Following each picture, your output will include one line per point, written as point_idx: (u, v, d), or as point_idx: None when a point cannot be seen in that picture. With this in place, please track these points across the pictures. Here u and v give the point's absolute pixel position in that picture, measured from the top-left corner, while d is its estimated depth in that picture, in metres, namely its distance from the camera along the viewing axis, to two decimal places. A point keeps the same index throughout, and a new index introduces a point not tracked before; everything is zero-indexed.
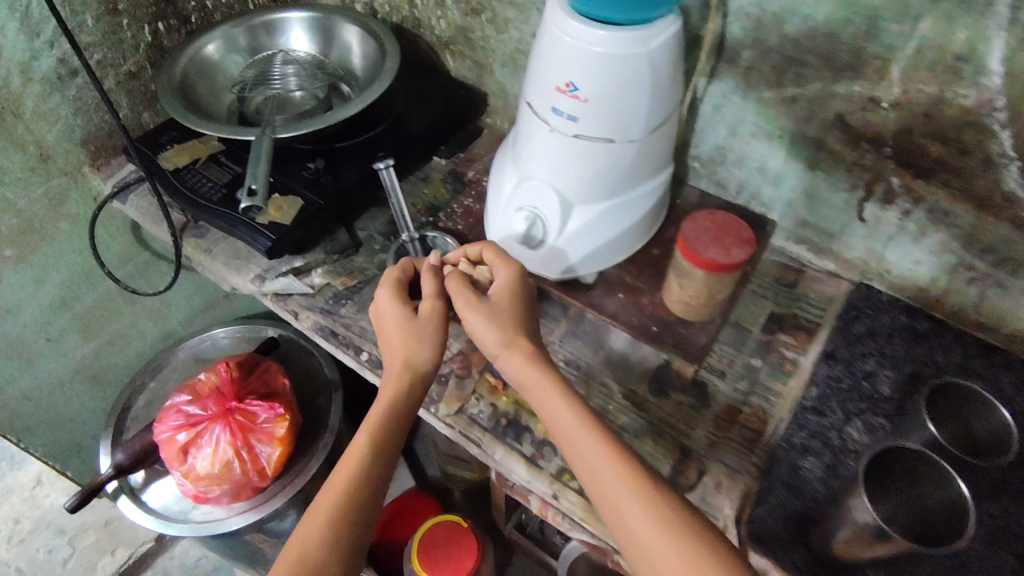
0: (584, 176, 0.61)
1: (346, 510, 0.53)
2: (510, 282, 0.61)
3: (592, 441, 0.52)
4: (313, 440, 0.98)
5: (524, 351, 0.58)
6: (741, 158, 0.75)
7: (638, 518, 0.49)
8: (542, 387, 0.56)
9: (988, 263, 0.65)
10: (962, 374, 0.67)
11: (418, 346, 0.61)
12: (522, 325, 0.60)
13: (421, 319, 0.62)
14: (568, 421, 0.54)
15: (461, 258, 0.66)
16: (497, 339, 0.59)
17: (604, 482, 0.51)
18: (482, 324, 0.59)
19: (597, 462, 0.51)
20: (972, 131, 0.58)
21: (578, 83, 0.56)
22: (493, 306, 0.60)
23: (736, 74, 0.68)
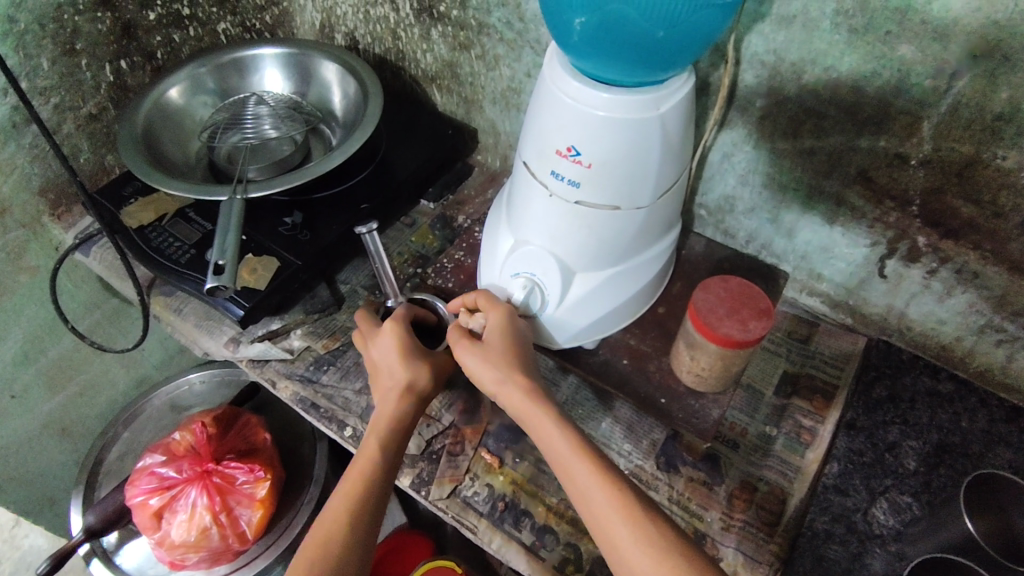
0: (586, 244, 0.56)
1: (334, 552, 0.49)
2: (504, 319, 0.57)
3: (590, 480, 0.48)
4: (296, 494, 0.92)
5: (519, 385, 0.53)
6: (750, 208, 0.70)
7: (643, 566, 0.44)
8: (538, 422, 0.52)
9: (1017, 326, 0.60)
10: (988, 442, 0.62)
11: (418, 378, 0.59)
12: (523, 359, 0.55)
13: (420, 354, 0.60)
14: (565, 458, 0.50)
15: (458, 307, 0.61)
16: (494, 375, 0.54)
17: (604, 525, 0.46)
18: (475, 361, 0.55)
19: (596, 504, 0.47)
20: (1009, 194, 0.53)
21: (580, 147, 0.51)
22: (487, 345, 0.56)
23: (748, 122, 0.63)
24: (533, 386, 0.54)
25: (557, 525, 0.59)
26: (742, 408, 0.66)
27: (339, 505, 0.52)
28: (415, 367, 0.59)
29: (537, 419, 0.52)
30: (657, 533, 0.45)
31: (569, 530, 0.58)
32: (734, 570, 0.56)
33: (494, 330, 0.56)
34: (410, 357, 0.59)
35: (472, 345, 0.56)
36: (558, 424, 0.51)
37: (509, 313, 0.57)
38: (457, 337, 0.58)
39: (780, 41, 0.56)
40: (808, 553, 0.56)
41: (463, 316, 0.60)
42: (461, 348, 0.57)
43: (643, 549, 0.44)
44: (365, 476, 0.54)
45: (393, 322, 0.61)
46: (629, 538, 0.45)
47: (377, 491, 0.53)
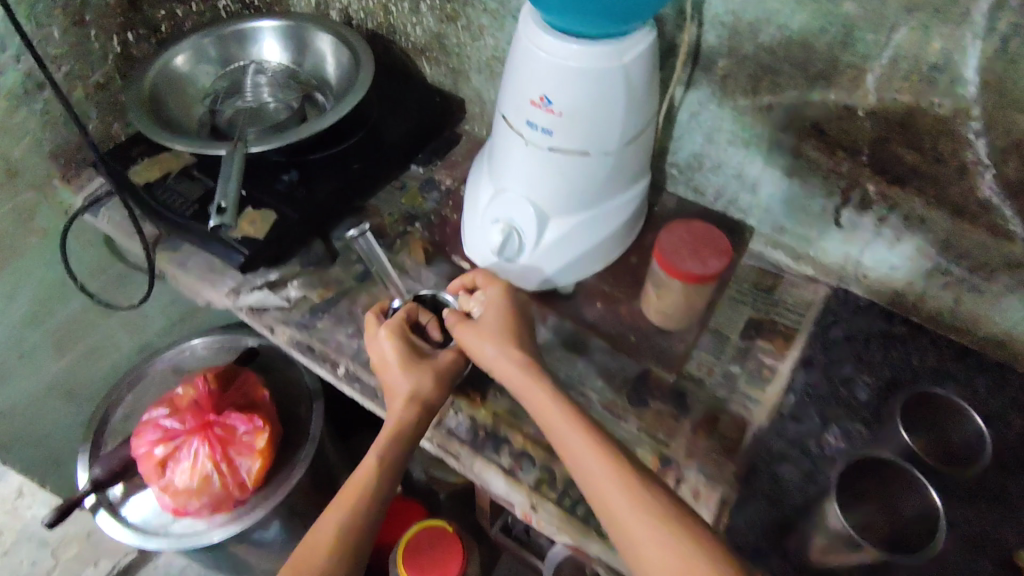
0: (560, 189, 0.61)
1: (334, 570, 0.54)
2: (502, 297, 0.62)
3: (583, 446, 0.52)
4: (294, 449, 0.98)
5: (519, 364, 0.58)
6: (717, 165, 0.74)
7: (633, 526, 0.48)
8: (535, 395, 0.56)
9: (963, 268, 0.65)
10: (936, 377, 0.67)
11: (422, 387, 0.61)
12: (517, 335, 0.60)
13: (418, 360, 0.63)
14: (560, 425, 0.54)
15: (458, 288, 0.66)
16: (489, 350, 0.59)
17: (597, 489, 0.51)
18: (473, 340, 0.60)
19: (591, 472, 0.51)
20: (947, 141, 0.58)
21: (552, 96, 0.55)
22: (487, 327, 0.60)
23: (712, 81, 0.67)
24: (530, 364, 0.58)
25: (534, 450, 0.63)
26: (708, 349, 0.71)
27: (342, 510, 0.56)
28: (417, 376, 0.62)
29: (536, 395, 0.56)
30: (650, 502, 0.49)
31: (544, 455, 0.63)
32: (695, 489, 0.61)
33: (490, 308, 0.62)
34: (412, 365, 0.62)
35: (467, 327, 0.61)
36: (554, 397, 0.56)
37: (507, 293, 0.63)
38: (456, 321, 0.62)
39: (738, 2, 0.60)
40: (763, 471, 0.61)
41: (463, 297, 0.65)
42: (463, 334, 0.61)
43: (637, 513, 0.48)
44: (362, 490, 0.57)
45: (387, 330, 0.63)
46: (623, 504, 0.49)
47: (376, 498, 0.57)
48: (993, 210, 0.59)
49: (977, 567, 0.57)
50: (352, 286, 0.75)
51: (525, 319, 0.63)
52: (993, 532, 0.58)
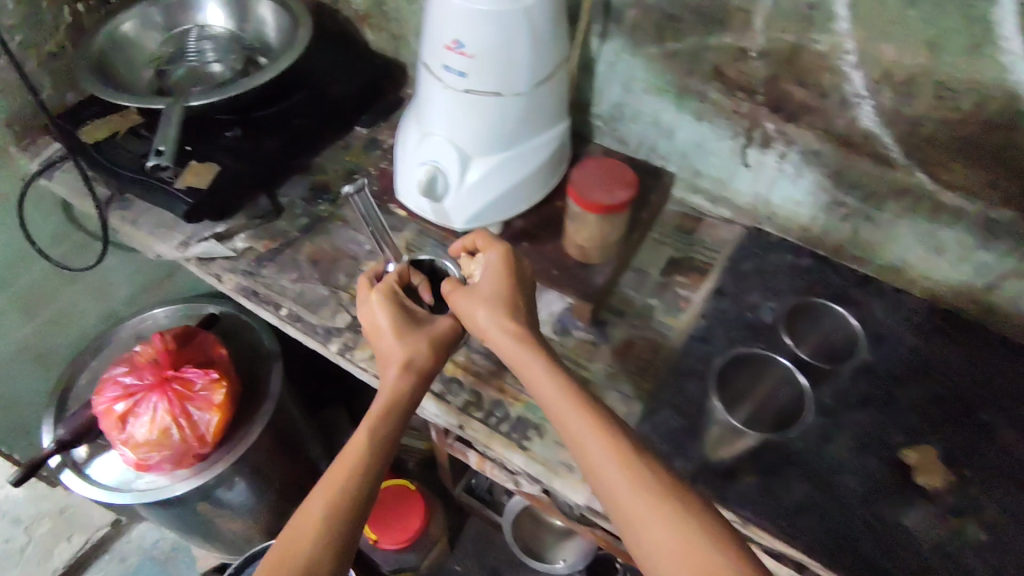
0: (479, 129, 0.65)
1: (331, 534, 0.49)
2: (504, 264, 0.62)
3: (581, 422, 0.51)
4: (253, 408, 1.02)
5: (517, 336, 0.57)
6: (636, 114, 0.79)
7: (634, 503, 0.47)
8: (530, 370, 0.56)
9: (856, 198, 0.71)
10: (837, 301, 0.73)
11: (417, 354, 0.59)
12: (517, 304, 0.60)
13: (413, 327, 0.61)
14: (556, 399, 0.53)
15: (458, 250, 0.66)
16: (485, 319, 0.58)
17: (597, 466, 0.49)
18: (470, 306, 0.60)
19: (591, 450, 0.50)
20: (829, 76, 0.63)
21: (463, 40, 0.60)
22: (486, 295, 0.60)
23: (623, 32, 0.72)
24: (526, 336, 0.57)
25: (462, 376, 0.68)
26: (629, 285, 0.76)
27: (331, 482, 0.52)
28: (412, 341, 0.59)
29: (532, 366, 0.56)
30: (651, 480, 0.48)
31: (472, 380, 0.68)
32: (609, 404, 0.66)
33: (489, 274, 0.61)
34: (407, 332, 0.60)
35: (465, 293, 0.61)
36: (549, 367, 0.55)
37: (508, 257, 0.62)
38: (452, 287, 0.62)
39: None
40: (673, 387, 0.66)
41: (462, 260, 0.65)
42: (462, 302, 0.60)
43: (636, 493, 0.47)
44: (354, 461, 0.53)
45: (380, 294, 0.61)
46: (623, 483, 0.48)
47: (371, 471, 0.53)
48: (874, 140, 0.65)
49: (865, 464, 0.62)
50: (296, 237, 0.79)
51: (525, 287, 0.63)
52: (879, 433, 0.64)
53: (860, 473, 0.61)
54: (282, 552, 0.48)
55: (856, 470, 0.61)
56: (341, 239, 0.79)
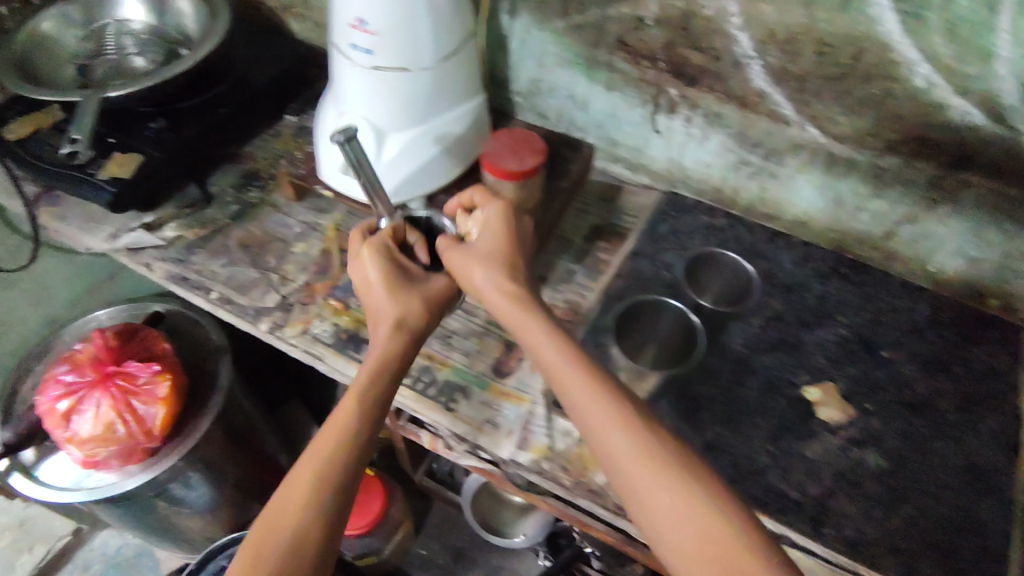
0: (391, 105, 0.67)
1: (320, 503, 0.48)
2: (503, 222, 0.62)
3: (586, 390, 0.50)
4: (202, 401, 1.03)
5: (517, 297, 0.57)
6: (552, 88, 0.82)
7: (641, 476, 0.46)
8: (530, 331, 0.54)
9: (759, 156, 0.74)
10: (748, 257, 0.77)
11: (408, 313, 0.59)
12: (515, 264, 0.60)
13: (405, 286, 0.60)
14: (559, 364, 0.51)
15: (455, 207, 0.67)
16: (481, 279, 0.58)
17: (602, 435, 0.48)
18: (466, 266, 0.60)
19: (594, 420, 0.48)
20: (720, 38, 0.66)
21: (366, 18, 0.62)
22: (483, 253, 0.60)
23: (529, 8, 0.75)
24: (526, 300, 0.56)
25: None
26: (553, 253, 0.79)
27: (320, 447, 0.51)
28: (403, 300, 0.59)
29: (530, 329, 0.54)
30: (655, 446, 0.46)
31: None
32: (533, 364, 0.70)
33: (486, 233, 0.61)
34: (398, 290, 0.60)
35: (462, 251, 0.61)
36: (549, 332, 0.54)
37: (506, 215, 0.62)
38: (446, 244, 0.62)
39: None
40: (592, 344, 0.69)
41: (459, 217, 0.65)
42: (459, 262, 0.60)
43: (642, 462, 0.46)
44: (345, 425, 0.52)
45: (371, 250, 0.61)
46: (629, 452, 0.46)
47: (360, 436, 0.52)
48: (769, 98, 0.68)
49: (773, 403, 0.65)
50: (227, 224, 0.81)
51: (522, 246, 0.63)
52: (787, 375, 0.67)
53: (768, 412, 0.65)
54: (269, 523, 0.47)
55: (764, 410, 0.65)
56: (272, 223, 0.81)
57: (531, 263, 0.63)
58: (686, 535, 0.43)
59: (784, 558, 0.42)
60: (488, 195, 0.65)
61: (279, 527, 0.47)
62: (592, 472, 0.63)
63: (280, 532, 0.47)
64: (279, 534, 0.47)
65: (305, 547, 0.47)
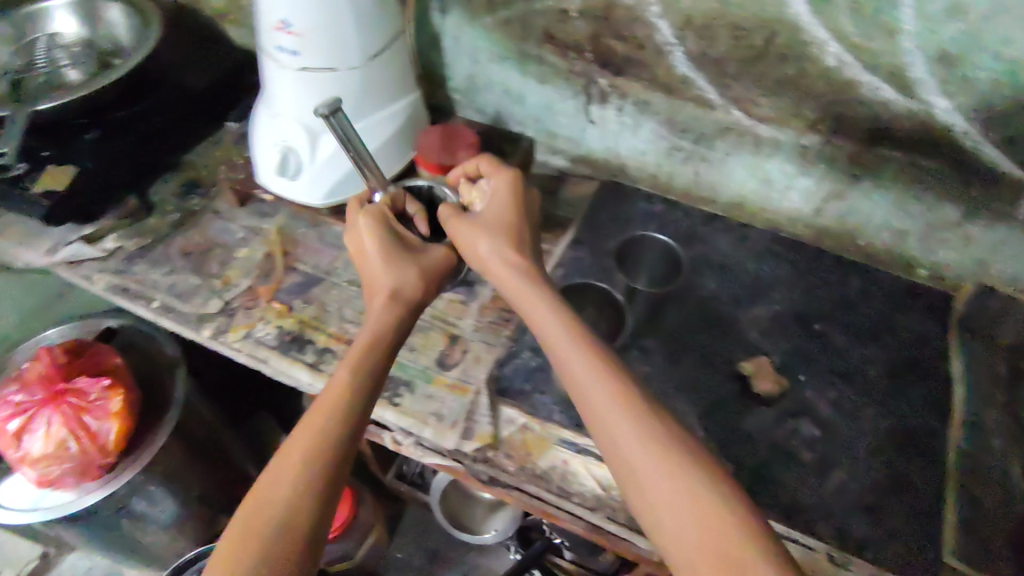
0: (322, 105, 0.68)
1: (314, 479, 0.48)
2: (508, 195, 0.63)
3: (590, 370, 0.50)
4: (159, 414, 1.02)
5: (524, 271, 0.58)
6: (488, 84, 0.83)
7: (641, 455, 0.46)
8: (534, 306, 0.56)
9: (689, 141, 0.76)
10: (685, 240, 0.79)
11: (405, 284, 0.59)
12: (522, 235, 0.61)
13: (404, 255, 0.61)
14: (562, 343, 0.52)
15: (458, 175, 0.68)
16: (487, 249, 0.60)
17: (602, 414, 0.49)
18: (471, 238, 0.61)
19: (598, 399, 0.49)
20: (641, 27, 0.68)
21: (289, 19, 0.62)
22: (489, 225, 0.61)
23: (458, 5, 0.76)
24: (532, 275, 0.58)
25: (335, 345, 0.70)
26: None
27: (315, 418, 0.50)
28: (402, 271, 0.60)
29: (535, 307, 0.56)
30: (656, 428, 0.47)
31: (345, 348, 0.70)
32: (477, 355, 0.70)
33: (492, 205, 0.63)
34: (398, 262, 0.60)
35: (466, 221, 0.62)
36: (554, 310, 0.55)
37: (512, 187, 0.64)
38: (451, 214, 0.63)
39: None
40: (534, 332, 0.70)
41: (462, 186, 0.66)
42: (464, 234, 0.62)
43: (643, 441, 0.47)
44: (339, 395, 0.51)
45: (368, 220, 0.61)
46: (630, 432, 0.47)
47: (355, 406, 0.51)
48: (692, 84, 0.70)
49: (710, 379, 0.67)
50: (168, 233, 0.81)
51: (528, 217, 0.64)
52: (723, 352, 0.69)
53: (705, 388, 0.66)
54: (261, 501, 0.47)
55: (702, 386, 0.67)
56: (214, 230, 0.81)
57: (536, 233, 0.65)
58: (681, 511, 0.44)
59: (778, 541, 0.43)
60: (494, 162, 0.67)
61: (270, 503, 0.46)
62: (535, 458, 0.64)
63: (272, 510, 0.46)
64: (272, 509, 0.46)
65: (298, 524, 0.46)
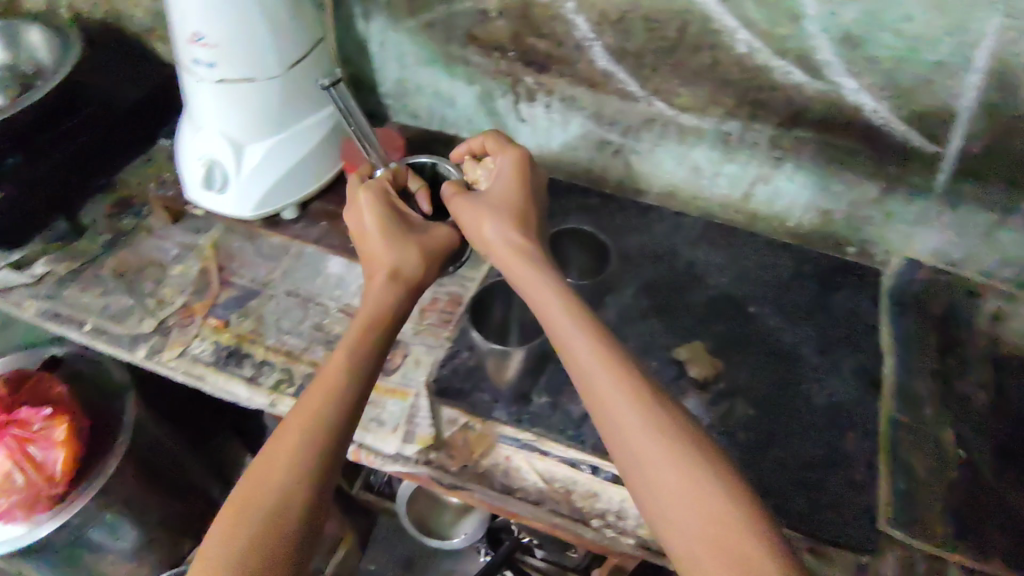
0: (243, 116, 0.67)
1: (312, 455, 0.47)
2: (516, 173, 0.63)
3: (595, 361, 0.49)
4: (109, 439, 1.00)
5: (527, 255, 0.57)
6: (418, 88, 0.83)
7: (647, 449, 0.46)
8: (539, 292, 0.54)
9: (618, 134, 0.77)
10: (621, 232, 0.80)
11: (404, 264, 0.59)
12: (526, 215, 0.61)
13: (405, 234, 0.61)
14: (568, 331, 0.51)
15: (464, 154, 0.68)
16: (491, 230, 0.59)
17: (608, 404, 0.48)
18: (474, 219, 0.60)
19: (605, 391, 0.48)
20: (559, 23, 0.69)
21: (201, 31, 0.62)
22: (494, 203, 0.61)
23: (381, 10, 0.76)
24: (537, 260, 0.57)
25: (273, 358, 0.69)
26: None
27: (309, 405, 0.49)
28: (402, 251, 0.59)
29: (537, 289, 0.55)
30: (661, 420, 0.47)
31: (283, 359, 0.69)
32: (417, 358, 0.70)
33: (496, 184, 0.62)
34: (397, 240, 0.60)
35: (469, 202, 0.61)
36: (561, 296, 0.54)
37: (519, 166, 0.63)
38: (454, 193, 0.63)
39: None
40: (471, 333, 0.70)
41: (467, 164, 0.67)
42: (467, 211, 0.61)
43: (652, 435, 0.46)
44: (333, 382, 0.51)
45: (369, 197, 0.61)
46: (638, 425, 0.46)
47: (350, 391, 0.50)
48: (613, 77, 0.71)
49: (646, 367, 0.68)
50: (100, 254, 0.79)
51: (533, 198, 0.64)
52: (659, 340, 0.70)
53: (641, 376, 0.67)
54: (257, 476, 0.47)
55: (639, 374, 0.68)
56: (147, 248, 0.80)
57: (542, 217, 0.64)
58: (687, 507, 0.43)
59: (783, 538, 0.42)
60: (499, 141, 0.66)
61: (267, 478, 0.46)
62: (478, 456, 0.64)
63: (269, 485, 0.46)
64: (261, 493, 0.46)
65: (294, 499, 0.46)
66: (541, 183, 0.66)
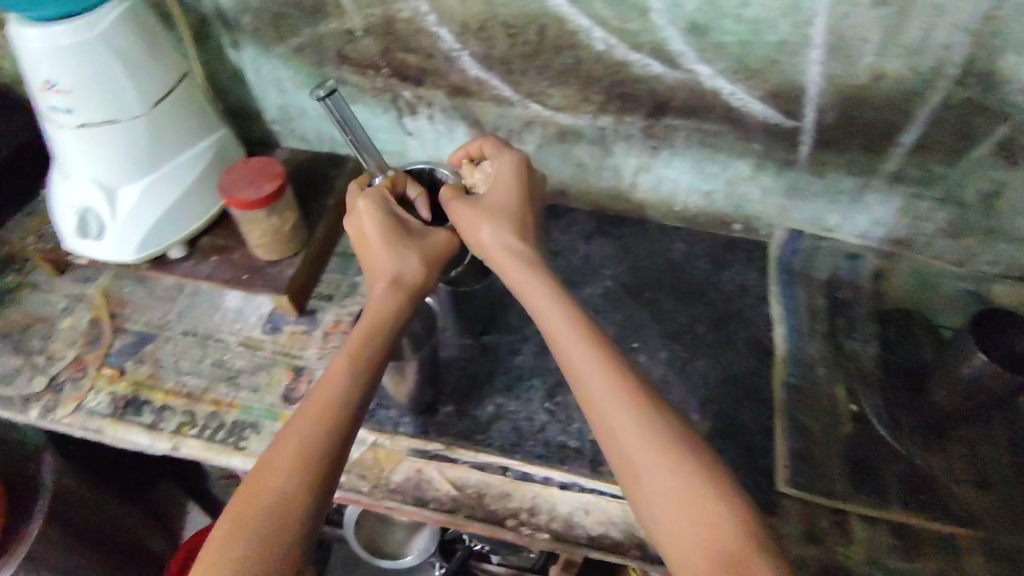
0: (112, 159, 0.66)
1: (312, 463, 0.47)
2: (512, 176, 0.61)
3: (592, 368, 0.48)
4: (28, 499, 0.88)
5: (526, 262, 0.56)
6: (300, 112, 0.83)
7: (642, 455, 0.45)
8: (539, 299, 0.53)
9: (501, 138, 0.78)
10: None
11: (403, 270, 0.57)
12: (524, 221, 0.59)
13: (406, 240, 0.59)
14: (564, 336, 0.51)
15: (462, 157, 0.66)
16: (488, 234, 0.57)
17: (605, 411, 0.47)
18: (472, 224, 0.58)
19: (606, 399, 0.47)
20: (424, 36, 0.69)
21: (52, 78, 0.60)
22: (491, 206, 0.59)
23: (248, 39, 0.75)
24: (536, 265, 0.55)
25: (174, 401, 0.68)
26: (336, 269, 0.80)
27: (313, 409, 0.49)
28: (400, 258, 0.57)
29: (535, 294, 0.53)
30: (658, 424, 0.46)
31: (184, 402, 0.68)
32: None
33: (495, 187, 0.60)
34: (395, 245, 0.58)
35: (467, 205, 0.59)
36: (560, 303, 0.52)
37: (516, 169, 0.61)
38: (452, 197, 0.61)
39: None
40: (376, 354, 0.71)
41: (466, 168, 0.64)
42: (463, 215, 0.59)
43: (646, 440, 0.46)
44: (336, 388, 0.50)
45: (366, 202, 0.59)
46: (635, 430, 0.46)
47: (355, 400, 0.50)
48: (486, 84, 0.72)
49: (548, 362, 0.70)
50: None
51: (532, 202, 0.62)
52: None
53: (542, 372, 0.69)
54: (256, 481, 0.46)
55: (541, 371, 0.70)
56: (34, 305, 0.77)
57: (541, 223, 0.62)
58: (678, 507, 0.44)
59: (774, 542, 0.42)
60: (497, 145, 0.64)
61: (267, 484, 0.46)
62: (388, 472, 0.63)
63: (268, 490, 0.45)
64: (259, 502, 0.45)
65: (294, 509, 0.45)
66: (539, 186, 0.64)
